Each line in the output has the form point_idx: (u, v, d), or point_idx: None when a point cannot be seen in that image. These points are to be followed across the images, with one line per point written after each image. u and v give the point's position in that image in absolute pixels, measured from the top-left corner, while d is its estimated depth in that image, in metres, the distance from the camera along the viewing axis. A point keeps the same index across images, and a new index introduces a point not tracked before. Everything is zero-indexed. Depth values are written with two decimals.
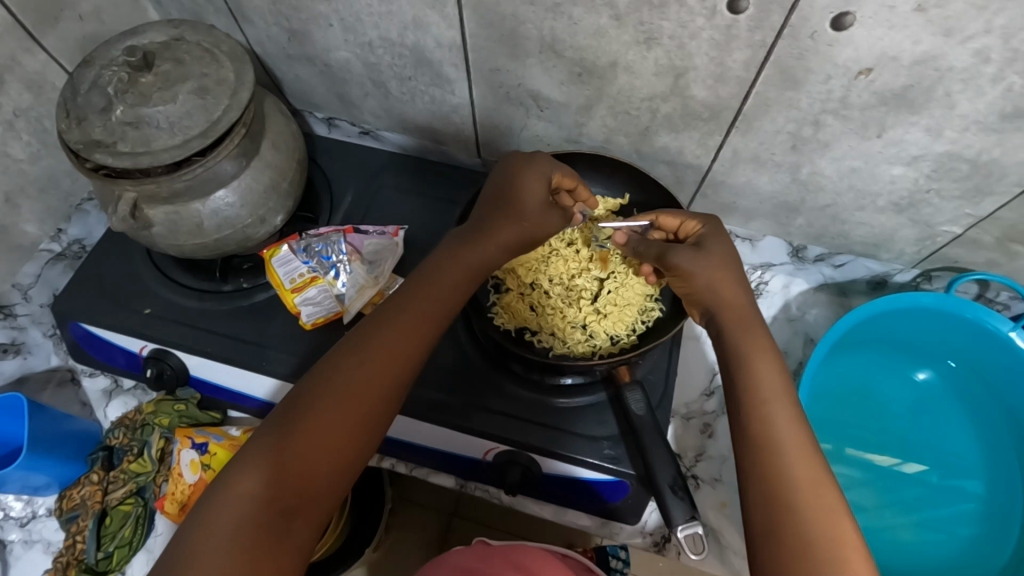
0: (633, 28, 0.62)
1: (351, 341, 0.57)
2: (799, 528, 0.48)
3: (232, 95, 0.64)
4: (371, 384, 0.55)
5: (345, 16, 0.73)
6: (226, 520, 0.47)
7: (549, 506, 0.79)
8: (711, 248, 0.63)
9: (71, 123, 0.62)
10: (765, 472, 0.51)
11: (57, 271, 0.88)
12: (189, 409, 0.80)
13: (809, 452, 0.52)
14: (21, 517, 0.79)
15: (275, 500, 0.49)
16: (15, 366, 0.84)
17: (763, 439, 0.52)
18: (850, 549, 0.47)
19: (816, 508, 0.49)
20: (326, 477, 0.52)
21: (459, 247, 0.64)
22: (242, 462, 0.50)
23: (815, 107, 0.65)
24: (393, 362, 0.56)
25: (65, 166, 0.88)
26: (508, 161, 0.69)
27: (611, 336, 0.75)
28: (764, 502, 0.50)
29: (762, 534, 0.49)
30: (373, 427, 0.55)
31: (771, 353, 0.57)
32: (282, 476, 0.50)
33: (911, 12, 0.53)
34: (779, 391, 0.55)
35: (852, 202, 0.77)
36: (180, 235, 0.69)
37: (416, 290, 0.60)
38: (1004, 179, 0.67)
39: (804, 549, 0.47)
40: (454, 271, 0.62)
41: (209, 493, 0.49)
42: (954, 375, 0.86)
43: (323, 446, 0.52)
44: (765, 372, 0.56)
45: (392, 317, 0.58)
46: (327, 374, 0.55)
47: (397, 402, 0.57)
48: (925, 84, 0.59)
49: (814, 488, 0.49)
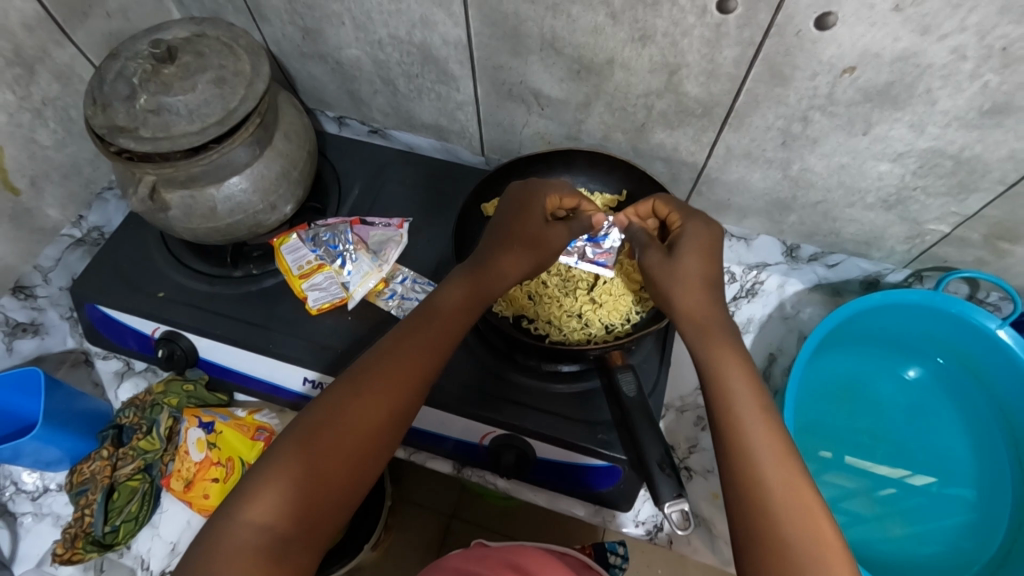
0: (628, 26, 0.66)
1: (351, 373, 0.58)
2: (780, 532, 0.49)
3: (248, 86, 0.67)
4: (371, 413, 0.56)
5: (357, 14, 0.77)
6: (228, 546, 0.49)
7: (544, 493, 0.81)
8: (687, 260, 0.62)
9: (96, 110, 0.66)
10: (741, 476, 0.51)
11: (76, 255, 0.92)
12: (197, 390, 0.83)
13: (784, 453, 0.52)
14: (33, 490, 0.82)
15: (277, 528, 0.50)
16: (33, 346, 0.87)
17: (735, 446, 0.53)
18: (829, 548, 0.48)
19: (795, 511, 0.50)
20: (325, 506, 0.53)
21: (466, 278, 0.65)
22: (243, 491, 0.51)
23: (803, 103, 0.68)
24: (394, 394, 0.57)
25: (88, 156, 0.92)
26: (512, 190, 0.71)
27: (605, 325, 0.78)
28: (744, 505, 0.51)
29: (747, 539, 0.50)
30: (374, 456, 0.56)
31: (739, 351, 0.58)
32: (283, 505, 0.51)
33: (890, 11, 0.56)
34: (749, 390, 0.55)
35: (842, 198, 0.79)
36: (194, 219, 0.72)
37: (416, 325, 0.62)
38: (988, 175, 0.69)
39: (786, 553, 0.48)
40: (457, 300, 0.64)
41: (220, 513, 0.51)
42: (943, 372, 0.87)
43: (322, 476, 0.53)
44: (733, 374, 0.56)
45: (391, 353, 0.59)
46: (327, 406, 0.56)
47: (396, 432, 0.58)
48: (907, 80, 0.62)
49: (792, 491, 0.50)
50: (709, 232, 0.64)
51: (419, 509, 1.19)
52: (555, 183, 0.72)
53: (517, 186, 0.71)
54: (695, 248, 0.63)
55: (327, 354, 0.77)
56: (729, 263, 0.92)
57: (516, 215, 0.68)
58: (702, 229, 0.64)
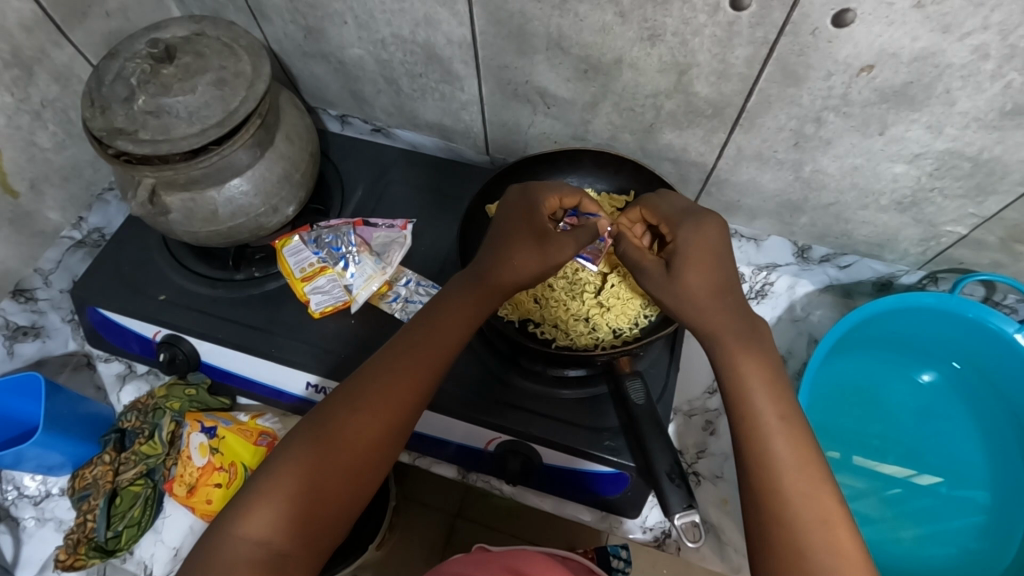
0: (637, 25, 0.64)
1: (349, 384, 0.57)
2: (794, 535, 0.48)
3: (249, 87, 0.66)
4: (369, 425, 0.55)
5: (359, 13, 0.75)
6: (226, 561, 0.48)
7: (549, 498, 0.80)
8: (685, 279, 0.59)
9: (95, 112, 0.65)
10: (761, 480, 0.50)
11: (77, 257, 0.91)
12: (200, 394, 0.82)
13: (807, 456, 0.50)
14: (36, 495, 0.81)
15: (274, 542, 0.49)
16: (35, 349, 0.87)
17: (753, 447, 0.51)
18: (845, 555, 0.47)
19: (814, 518, 0.48)
20: (323, 521, 0.52)
21: (469, 286, 0.63)
22: (241, 504, 0.51)
23: (817, 104, 0.66)
24: (391, 406, 0.56)
25: (88, 157, 0.91)
26: (513, 199, 0.68)
27: (613, 330, 0.77)
28: (762, 511, 0.49)
29: (763, 541, 0.49)
30: (373, 468, 0.55)
31: (754, 350, 0.55)
32: (281, 519, 0.50)
33: (910, 9, 0.54)
34: (769, 389, 0.53)
35: (855, 200, 0.78)
36: (195, 222, 0.71)
37: (415, 334, 0.60)
38: (1007, 178, 0.67)
39: (800, 557, 0.47)
40: (459, 308, 0.62)
41: (221, 522, 0.51)
42: (958, 377, 0.85)
43: (320, 490, 0.52)
44: (754, 374, 0.54)
45: (390, 364, 0.57)
46: (325, 418, 0.54)
47: (395, 445, 0.56)
48: (925, 80, 0.60)
49: (811, 496, 0.49)
50: (710, 242, 0.59)
51: (424, 509, 1.18)
52: (553, 184, 0.68)
53: (512, 192, 0.69)
54: (692, 262, 0.59)
55: (329, 359, 0.76)
56: (739, 264, 0.90)
57: (517, 219, 0.66)
58: (697, 235, 0.59)
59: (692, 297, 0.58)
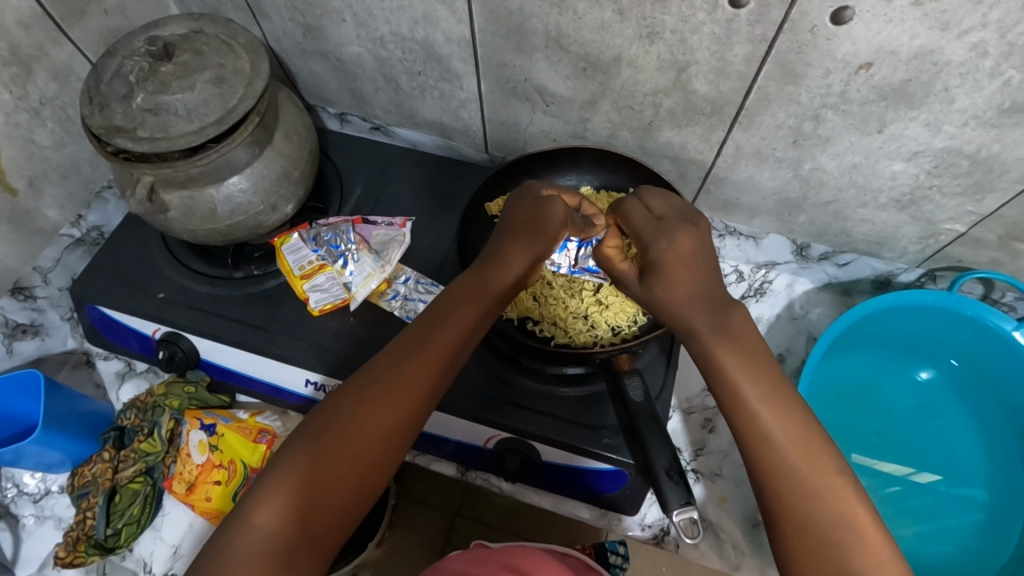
0: (636, 22, 0.64)
1: (354, 381, 0.57)
2: (810, 510, 0.47)
3: (248, 85, 0.66)
4: (374, 420, 0.54)
5: (358, 11, 0.75)
6: (236, 554, 0.48)
7: (548, 495, 0.80)
8: (657, 287, 0.58)
9: (93, 109, 0.65)
10: (768, 461, 0.49)
11: (76, 255, 0.91)
12: (199, 392, 0.82)
13: (806, 430, 0.50)
14: (35, 493, 0.81)
15: (282, 535, 0.49)
16: (34, 347, 0.87)
17: (757, 432, 0.50)
18: (860, 518, 0.47)
19: (825, 490, 0.48)
20: (332, 516, 0.52)
21: (473, 282, 0.63)
22: (249, 499, 0.51)
23: (815, 102, 0.66)
24: (396, 401, 0.55)
25: (87, 155, 0.91)
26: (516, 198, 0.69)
27: (612, 327, 0.78)
28: (765, 490, 0.49)
29: (780, 521, 0.48)
30: (381, 463, 0.54)
31: (740, 346, 0.53)
32: (288, 513, 0.50)
33: (908, 7, 0.54)
34: (760, 369, 0.53)
35: (854, 198, 0.78)
36: (195, 219, 0.71)
37: (419, 329, 0.59)
38: (1005, 175, 0.67)
39: (819, 531, 0.47)
40: (464, 303, 0.61)
41: (233, 517, 0.51)
42: (956, 374, 0.86)
43: (327, 485, 0.52)
44: (741, 362, 0.52)
45: (394, 359, 0.57)
46: (329, 415, 0.54)
47: (403, 441, 0.56)
48: (924, 78, 0.60)
49: (817, 467, 0.49)
50: (683, 251, 0.57)
51: (424, 507, 1.18)
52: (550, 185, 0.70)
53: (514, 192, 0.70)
54: (664, 272, 0.57)
55: (329, 357, 0.76)
56: (738, 262, 0.90)
57: (514, 220, 0.67)
58: (672, 244, 0.58)
59: (669, 302, 0.57)
